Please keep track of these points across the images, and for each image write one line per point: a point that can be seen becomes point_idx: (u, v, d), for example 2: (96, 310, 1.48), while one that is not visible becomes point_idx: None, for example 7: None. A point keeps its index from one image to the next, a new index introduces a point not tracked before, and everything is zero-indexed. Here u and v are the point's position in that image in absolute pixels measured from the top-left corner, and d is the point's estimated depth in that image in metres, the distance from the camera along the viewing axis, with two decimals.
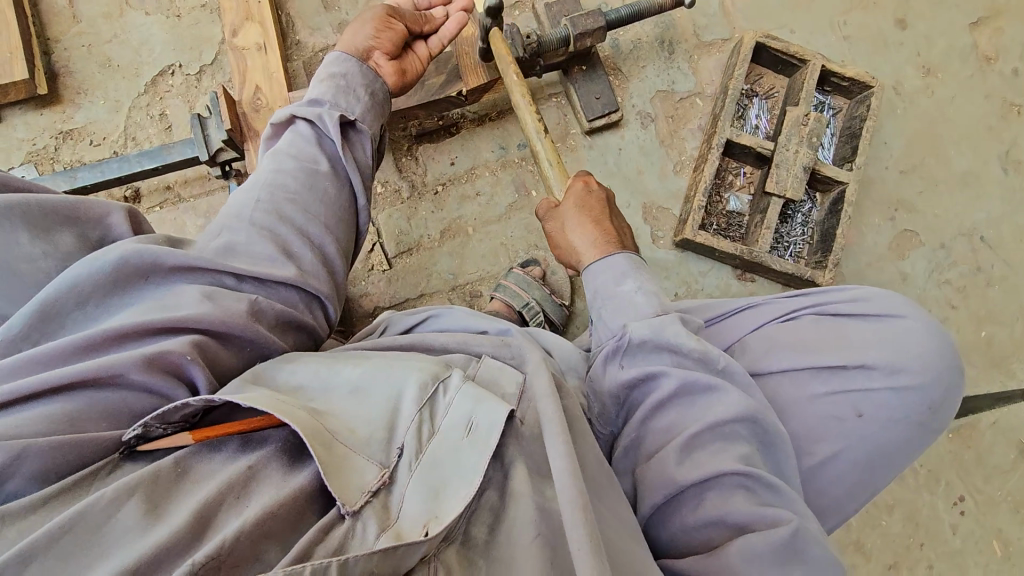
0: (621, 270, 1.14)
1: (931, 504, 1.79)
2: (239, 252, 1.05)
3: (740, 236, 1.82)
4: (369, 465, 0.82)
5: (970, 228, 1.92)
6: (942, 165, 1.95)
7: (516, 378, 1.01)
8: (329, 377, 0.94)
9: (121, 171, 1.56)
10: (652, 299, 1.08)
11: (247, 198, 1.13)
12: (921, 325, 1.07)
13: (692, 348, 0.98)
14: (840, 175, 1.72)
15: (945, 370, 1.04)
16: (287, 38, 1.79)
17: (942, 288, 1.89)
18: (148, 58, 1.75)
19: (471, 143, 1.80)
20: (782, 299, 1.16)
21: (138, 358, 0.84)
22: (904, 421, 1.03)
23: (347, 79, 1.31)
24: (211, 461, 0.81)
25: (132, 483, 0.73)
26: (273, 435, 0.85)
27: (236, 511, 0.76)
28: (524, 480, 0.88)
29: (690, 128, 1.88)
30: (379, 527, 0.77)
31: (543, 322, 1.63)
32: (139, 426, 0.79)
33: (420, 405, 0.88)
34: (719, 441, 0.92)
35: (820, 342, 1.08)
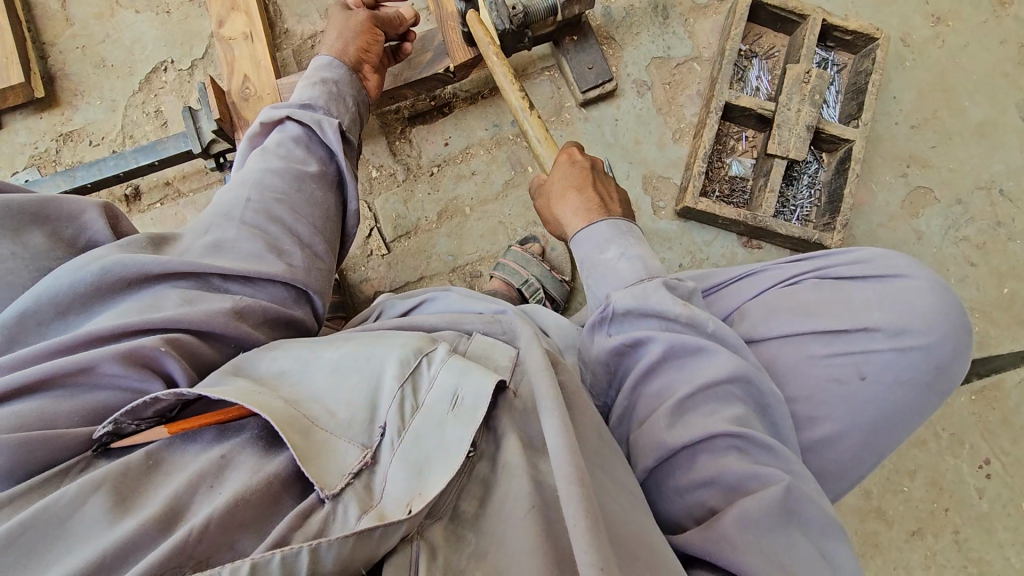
0: (604, 237, 1.12)
1: (955, 468, 1.73)
2: (228, 251, 1.05)
3: (744, 202, 1.77)
4: (350, 447, 0.83)
5: (988, 181, 1.84)
6: (956, 118, 1.87)
7: (508, 351, 1.02)
8: (309, 359, 0.94)
9: (118, 168, 1.58)
10: (638, 268, 1.05)
11: (236, 196, 1.14)
12: (928, 286, 1.02)
13: (679, 312, 0.96)
14: (846, 133, 1.65)
15: (953, 331, 1.00)
16: (275, 27, 1.79)
17: (959, 246, 1.81)
18: (141, 56, 1.77)
19: (464, 122, 1.78)
20: (783, 264, 1.12)
21: (110, 354, 0.85)
22: (910, 382, 0.98)
23: (338, 86, 1.36)
24: (185, 452, 0.82)
25: (96, 479, 0.74)
26: (251, 422, 0.85)
27: (208, 499, 0.76)
28: (516, 453, 0.87)
29: (688, 94, 1.83)
30: (361, 510, 0.77)
31: (543, 298, 1.61)
32: (110, 423, 0.80)
33: (402, 379, 0.88)
34: (710, 404, 0.90)
35: (820, 304, 1.04)
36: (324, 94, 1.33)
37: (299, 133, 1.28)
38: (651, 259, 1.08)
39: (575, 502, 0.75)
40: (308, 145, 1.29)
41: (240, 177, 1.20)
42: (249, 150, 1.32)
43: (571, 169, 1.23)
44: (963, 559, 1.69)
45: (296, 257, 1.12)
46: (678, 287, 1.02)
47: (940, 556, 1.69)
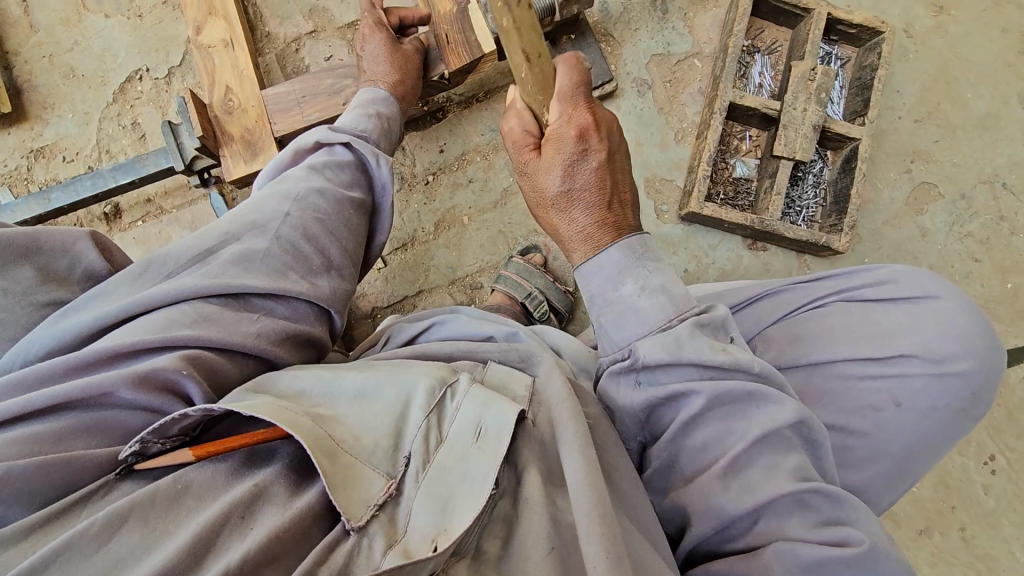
0: (617, 269, 0.97)
1: (962, 465, 1.74)
2: (258, 262, 0.99)
3: (749, 204, 1.72)
4: (376, 476, 0.78)
5: (991, 174, 1.82)
6: (960, 110, 1.83)
7: (525, 380, 0.98)
8: (335, 379, 0.88)
9: (95, 187, 1.49)
10: (664, 307, 0.93)
11: (274, 206, 1.07)
12: (957, 306, 1.04)
13: (720, 360, 0.88)
14: (852, 131, 1.61)
15: (989, 351, 1.01)
16: (255, 31, 1.70)
17: (963, 242, 1.80)
18: (113, 64, 1.66)
19: (460, 127, 1.71)
20: (802, 286, 1.14)
21: (127, 377, 0.80)
22: (947, 408, 1.00)
23: (389, 122, 1.33)
24: (211, 478, 0.76)
25: (123, 509, 0.70)
26: (282, 447, 0.81)
27: (240, 535, 0.71)
28: (536, 487, 0.82)
29: (690, 92, 1.77)
30: (386, 544, 0.72)
31: (548, 311, 1.57)
32: (136, 442, 0.75)
33: (429, 409, 0.84)
34: (768, 458, 0.85)
35: (851, 331, 1.06)
36: (377, 128, 1.29)
37: (350, 160, 1.23)
38: (674, 287, 0.96)
39: (597, 547, 0.72)
40: (356, 173, 1.24)
41: (279, 186, 1.13)
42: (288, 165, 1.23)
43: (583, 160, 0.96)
44: (969, 555, 1.71)
45: (321, 277, 1.06)
46: (707, 315, 0.93)
47: (947, 553, 1.71)
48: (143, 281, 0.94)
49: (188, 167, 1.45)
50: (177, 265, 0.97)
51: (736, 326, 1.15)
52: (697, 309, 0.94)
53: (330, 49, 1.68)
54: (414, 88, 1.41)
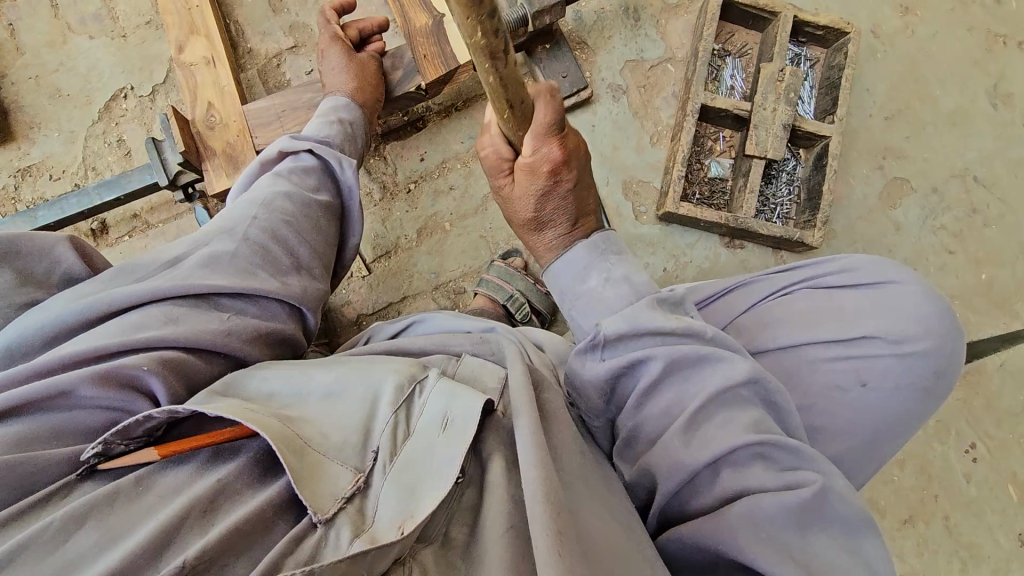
0: (582, 264, 1.05)
1: (943, 454, 1.76)
2: (225, 263, 1.02)
3: (725, 203, 1.76)
4: (343, 470, 0.80)
5: (962, 168, 1.86)
6: (929, 107, 1.88)
7: (498, 372, 1.00)
8: (304, 378, 0.91)
9: (81, 204, 1.51)
10: (626, 291, 1.00)
11: (241, 214, 1.10)
12: (916, 290, 1.08)
13: (673, 327, 0.93)
14: (822, 129, 1.65)
15: (948, 331, 1.06)
16: (238, 47, 1.73)
17: (937, 235, 1.83)
18: (98, 83, 1.70)
19: (439, 136, 1.75)
20: (773, 275, 1.17)
21: (92, 373, 0.82)
22: (910, 387, 1.04)
23: (353, 127, 1.37)
24: (177, 476, 0.79)
25: (83, 508, 0.72)
26: (250, 444, 0.83)
27: (204, 530, 0.73)
28: (502, 474, 0.85)
29: (664, 96, 1.81)
30: (353, 533, 0.74)
31: (529, 313, 1.59)
32: (99, 443, 0.78)
33: (396, 405, 0.86)
34: (723, 413, 0.89)
35: (816, 316, 1.10)
36: (340, 134, 1.33)
37: (314, 165, 1.26)
38: (636, 277, 1.03)
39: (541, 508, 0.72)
40: (321, 177, 1.27)
41: (249, 195, 1.16)
42: (256, 175, 1.25)
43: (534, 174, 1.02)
44: (954, 544, 1.72)
45: (291, 276, 1.09)
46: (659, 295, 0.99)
47: (932, 542, 1.72)
48: (111, 283, 0.97)
49: (171, 183, 1.48)
50: (146, 269, 1.00)
51: (710, 314, 1.17)
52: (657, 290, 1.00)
53: (311, 64, 1.72)
54: (375, 93, 1.45)
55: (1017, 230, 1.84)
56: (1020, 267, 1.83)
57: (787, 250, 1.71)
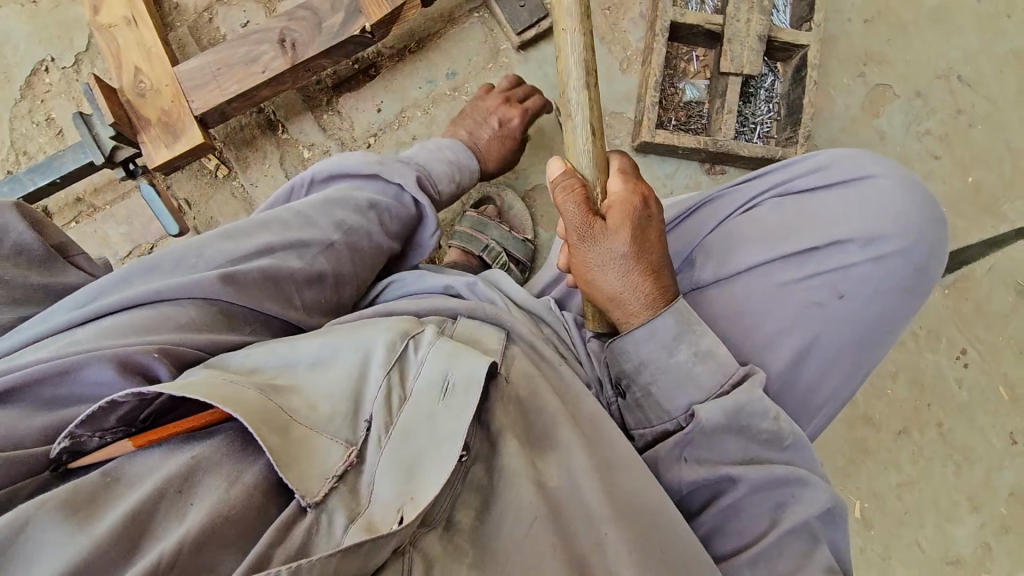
0: (671, 334, 0.97)
1: (935, 363, 1.76)
2: (254, 285, 0.97)
3: (703, 127, 1.67)
4: (333, 446, 0.77)
5: (945, 68, 1.78)
6: (909, 6, 1.78)
7: (496, 334, 0.98)
8: (286, 349, 0.86)
9: (14, 192, 1.40)
10: (715, 370, 0.97)
11: (293, 228, 1.06)
12: (891, 182, 1.04)
13: (767, 431, 0.94)
14: (799, 38, 1.56)
15: (926, 226, 1.03)
16: (163, 3, 1.58)
17: (922, 141, 1.77)
18: (15, 58, 1.55)
19: (395, 82, 1.63)
20: (742, 185, 1.13)
21: (108, 358, 0.79)
22: (888, 288, 1.02)
23: (458, 166, 1.32)
24: (146, 462, 0.75)
25: (49, 498, 0.68)
26: (225, 424, 0.78)
27: (177, 518, 0.70)
28: (519, 455, 0.84)
29: (631, 18, 1.69)
30: (347, 518, 0.72)
31: (507, 262, 1.52)
32: (66, 437, 0.73)
33: (388, 367, 0.83)
34: (791, 535, 0.94)
35: (787, 226, 1.06)
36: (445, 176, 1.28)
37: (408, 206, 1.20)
38: (721, 347, 0.99)
39: None
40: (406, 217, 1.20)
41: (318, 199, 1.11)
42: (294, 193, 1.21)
43: (646, 233, 0.98)
44: (948, 448, 1.75)
45: (315, 298, 1.05)
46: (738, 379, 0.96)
47: (927, 450, 1.75)
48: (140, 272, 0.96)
49: (109, 160, 1.37)
50: (205, 262, 0.97)
51: (677, 239, 1.16)
52: (741, 369, 0.98)
53: (246, 15, 1.58)
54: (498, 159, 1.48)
55: (1003, 129, 1.78)
56: (1007, 167, 1.78)
57: (770, 171, 1.64)
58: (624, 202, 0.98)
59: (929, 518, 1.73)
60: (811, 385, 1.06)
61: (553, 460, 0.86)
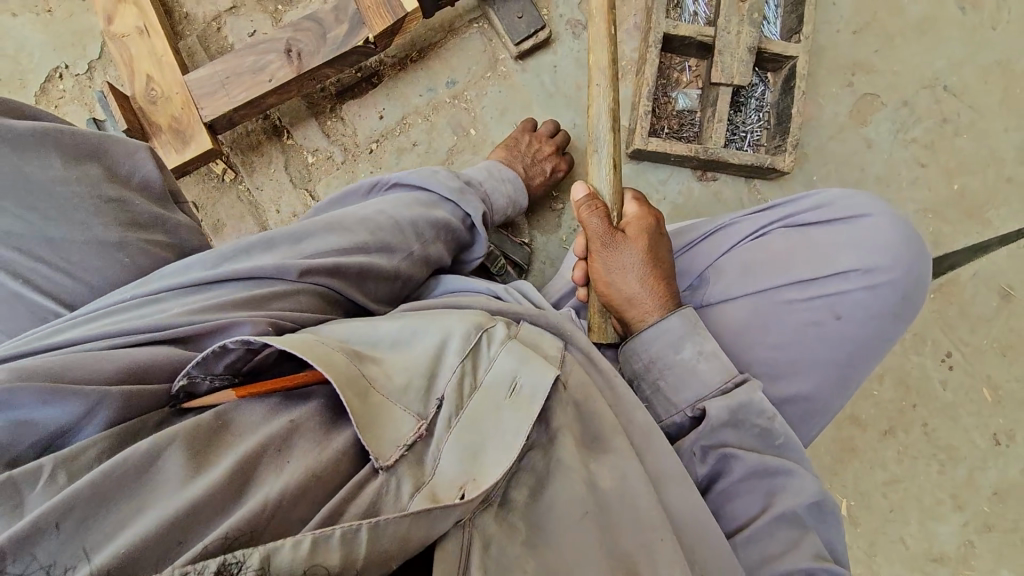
0: (678, 335, 1.06)
1: (920, 364, 1.81)
2: (348, 270, 1.03)
3: (694, 135, 1.72)
4: (407, 416, 0.81)
5: (932, 77, 1.83)
6: (896, 17, 1.83)
7: (557, 343, 0.99)
8: (369, 330, 0.92)
9: None
10: (721, 368, 1.04)
11: (377, 221, 1.12)
12: (886, 220, 1.10)
13: (759, 423, 1.00)
14: (789, 49, 1.61)
15: (917, 258, 1.08)
16: (173, 13, 1.64)
17: (909, 148, 1.82)
18: (30, 65, 1.61)
19: (396, 90, 1.68)
20: (748, 216, 1.18)
21: (246, 323, 0.89)
22: (880, 316, 1.07)
23: (511, 196, 1.46)
24: (251, 416, 0.80)
25: (173, 432, 0.74)
26: (318, 390, 0.85)
27: (275, 471, 0.74)
28: (574, 452, 0.88)
29: (626, 29, 1.75)
30: (414, 486, 0.76)
31: (504, 265, 1.54)
32: (185, 376, 0.80)
33: (463, 354, 0.87)
34: (786, 526, 0.96)
35: (792, 256, 1.11)
36: (504, 201, 1.43)
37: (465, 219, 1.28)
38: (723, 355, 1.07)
39: None
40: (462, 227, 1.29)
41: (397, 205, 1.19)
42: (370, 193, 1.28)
43: (659, 247, 1.13)
44: (933, 448, 1.80)
45: (383, 289, 1.11)
46: (737, 381, 1.03)
47: (912, 449, 1.79)
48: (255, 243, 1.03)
49: None
50: (308, 249, 1.04)
51: (689, 262, 1.20)
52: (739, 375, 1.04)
53: (253, 25, 1.63)
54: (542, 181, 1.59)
55: (988, 137, 1.83)
56: (991, 174, 1.83)
57: (760, 177, 1.69)
58: (637, 218, 1.14)
59: (913, 515, 1.78)
60: (800, 390, 1.10)
61: (605, 462, 0.90)
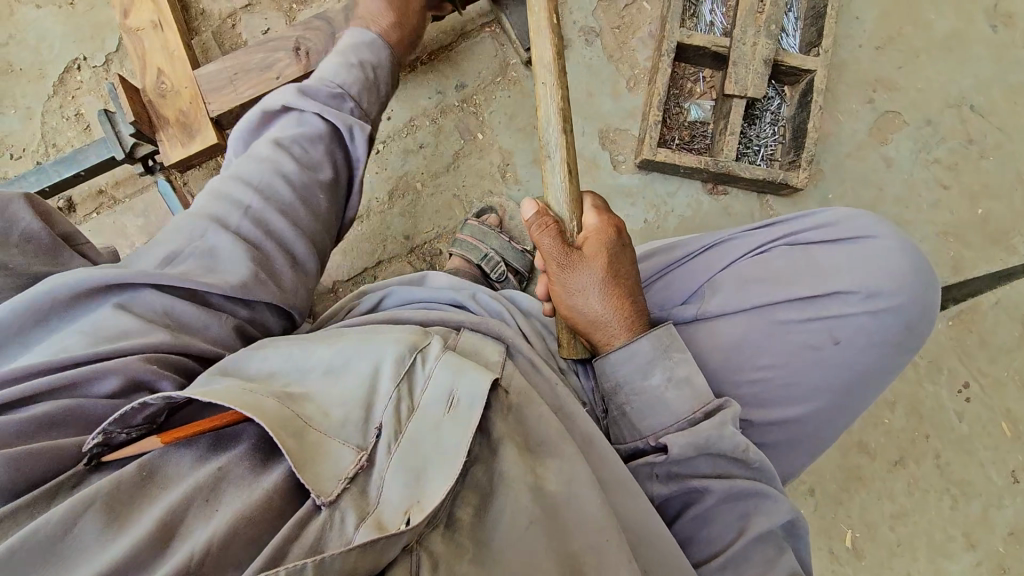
0: (647, 360, 1.01)
1: (935, 394, 1.74)
2: (222, 266, 1.00)
3: (706, 147, 1.69)
4: (345, 449, 0.81)
5: (957, 97, 1.76)
6: (923, 33, 1.77)
7: (497, 347, 1.04)
8: (304, 356, 0.93)
9: (41, 182, 1.49)
10: (689, 399, 1.00)
11: (239, 199, 1.07)
12: (894, 244, 1.05)
13: (736, 456, 0.96)
14: (806, 63, 1.57)
15: (924, 286, 1.04)
16: (189, 9, 1.66)
17: (930, 169, 1.75)
18: (50, 55, 1.64)
19: (405, 92, 1.68)
20: (750, 232, 1.14)
21: (107, 371, 0.84)
22: (881, 343, 1.03)
23: (375, 74, 1.25)
24: (178, 463, 0.79)
25: (90, 494, 0.72)
26: (248, 429, 0.83)
27: (204, 518, 0.74)
28: (513, 462, 0.87)
29: (640, 37, 1.72)
30: (358, 518, 0.75)
31: (505, 271, 1.55)
32: (99, 433, 0.76)
33: (398, 379, 0.88)
34: (760, 548, 0.96)
35: (792, 273, 1.07)
36: (357, 82, 1.21)
37: (322, 131, 1.17)
38: (698, 378, 1.01)
39: None
40: (330, 145, 1.18)
41: (243, 169, 1.11)
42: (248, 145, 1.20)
43: (621, 263, 1.05)
44: (946, 482, 1.72)
45: (287, 274, 1.07)
46: (719, 404, 0.99)
47: (923, 482, 1.72)
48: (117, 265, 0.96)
49: (129, 156, 1.45)
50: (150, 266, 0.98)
51: (684, 274, 1.16)
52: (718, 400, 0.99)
53: (267, 22, 1.65)
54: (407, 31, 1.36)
55: (1015, 160, 1.76)
56: (1018, 199, 1.76)
57: (772, 193, 1.65)
58: (598, 234, 1.05)
59: (922, 551, 1.70)
60: (797, 416, 1.06)
61: (553, 464, 0.90)
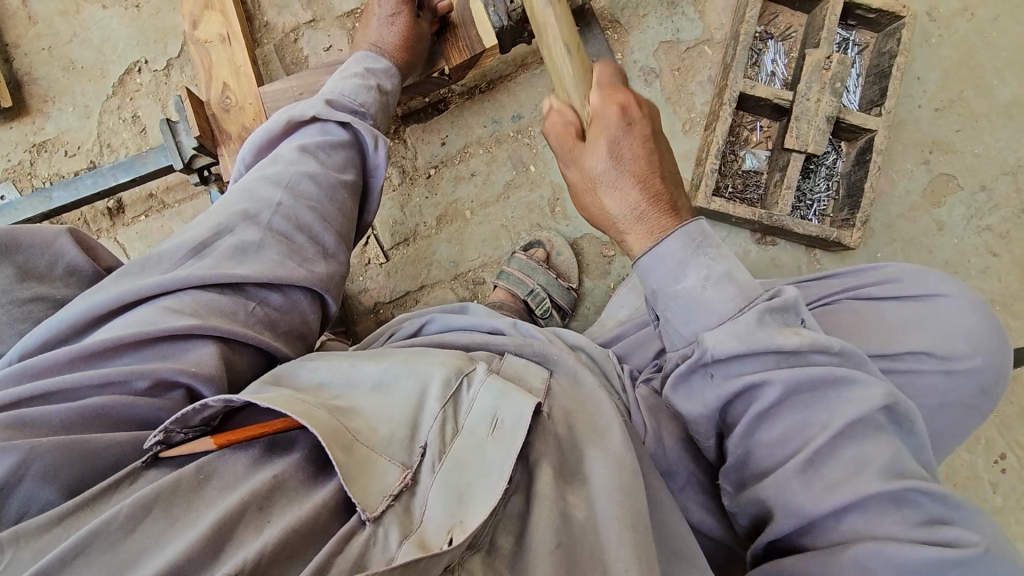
0: (678, 258, 0.88)
1: (970, 463, 1.71)
2: (251, 256, 0.98)
3: (759, 198, 1.68)
4: (392, 465, 0.77)
5: (1014, 165, 1.75)
6: (984, 98, 1.76)
7: (541, 373, 0.99)
8: (352, 370, 0.88)
9: (96, 185, 1.48)
10: (732, 295, 0.84)
11: (266, 195, 1.05)
12: (966, 303, 1.04)
13: (798, 343, 0.77)
14: (869, 122, 1.55)
15: (997, 348, 1.02)
16: (254, 20, 1.67)
17: (982, 236, 1.73)
18: (112, 56, 1.65)
19: (462, 120, 1.68)
20: (808, 285, 1.15)
21: (142, 371, 0.81)
22: (953, 406, 1.01)
23: (389, 95, 1.28)
24: (235, 466, 0.75)
25: (148, 498, 0.69)
26: (302, 438, 0.80)
27: (257, 528, 0.69)
28: (548, 480, 0.82)
29: (699, 81, 1.71)
30: (402, 534, 0.71)
31: (550, 308, 1.55)
32: (160, 431, 0.75)
33: (444, 400, 0.83)
34: (853, 450, 0.75)
35: (860, 326, 1.04)
36: (377, 102, 1.24)
37: (345, 141, 1.19)
38: (738, 272, 0.86)
39: None
40: (351, 154, 1.20)
41: (268, 170, 1.10)
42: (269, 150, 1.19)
43: (630, 142, 0.94)
44: None
45: (318, 263, 1.05)
46: (777, 297, 0.82)
47: None
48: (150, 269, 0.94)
49: (187, 166, 1.45)
50: (171, 256, 0.96)
51: None
52: (763, 295, 0.83)
53: (329, 40, 1.65)
54: (406, 38, 1.31)
55: None
56: None
57: (824, 249, 1.63)
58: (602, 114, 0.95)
59: None
60: None
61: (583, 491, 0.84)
